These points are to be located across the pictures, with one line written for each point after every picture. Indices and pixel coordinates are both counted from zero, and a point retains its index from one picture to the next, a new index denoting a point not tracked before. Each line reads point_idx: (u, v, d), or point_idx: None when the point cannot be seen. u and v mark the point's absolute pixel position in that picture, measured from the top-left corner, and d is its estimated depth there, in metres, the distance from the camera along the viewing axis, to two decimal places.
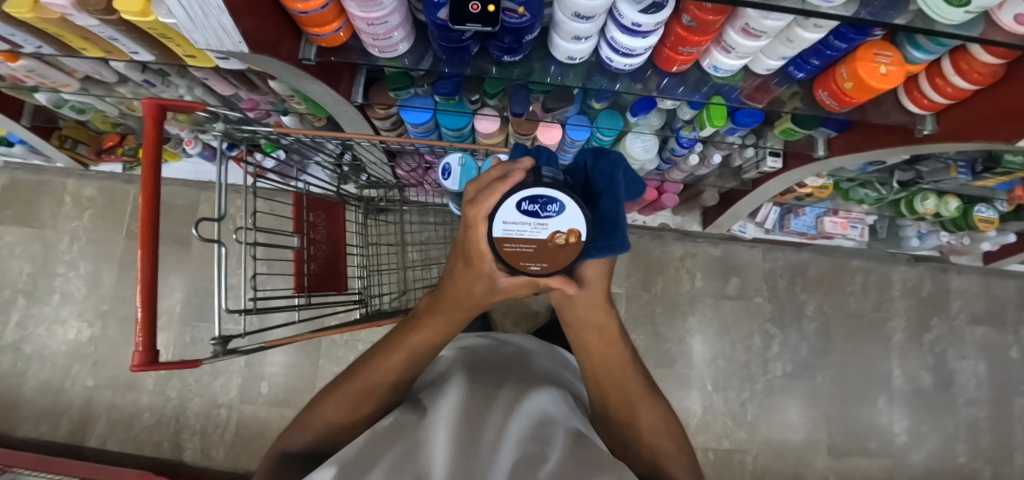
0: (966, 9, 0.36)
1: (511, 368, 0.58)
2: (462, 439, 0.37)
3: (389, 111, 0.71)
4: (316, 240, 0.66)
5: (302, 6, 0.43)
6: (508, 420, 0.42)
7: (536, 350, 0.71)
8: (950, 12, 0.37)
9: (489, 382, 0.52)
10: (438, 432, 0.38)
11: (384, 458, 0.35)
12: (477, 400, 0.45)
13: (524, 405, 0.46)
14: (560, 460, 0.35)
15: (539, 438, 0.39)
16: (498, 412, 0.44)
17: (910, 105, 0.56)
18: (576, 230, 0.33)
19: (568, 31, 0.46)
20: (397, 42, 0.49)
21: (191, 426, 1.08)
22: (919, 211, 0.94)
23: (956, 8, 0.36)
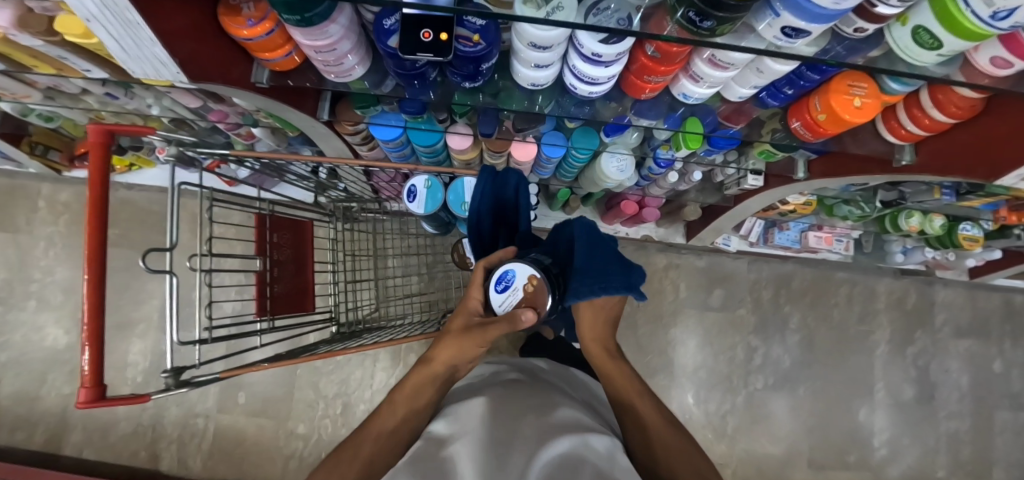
0: (939, 51, 0.34)
1: (531, 387, 0.58)
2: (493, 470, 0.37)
3: (358, 127, 0.69)
4: (282, 261, 0.65)
5: (246, 32, 0.41)
6: (531, 442, 0.42)
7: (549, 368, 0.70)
8: (922, 55, 0.35)
9: (512, 402, 0.51)
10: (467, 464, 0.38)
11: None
12: (503, 427, 0.45)
13: (547, 425, 0.46)
14: None
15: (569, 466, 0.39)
16: (525, 444, 0.42)
17: (888, 136, 0.54)
18: (532, 274, 0.52)
19: (527, 59, 0.44)
20: (352, 67, 0.47)
21: (168, 435, 1.07)
22: (903, 228, 0.93)
23: (928, 51, 0.35)
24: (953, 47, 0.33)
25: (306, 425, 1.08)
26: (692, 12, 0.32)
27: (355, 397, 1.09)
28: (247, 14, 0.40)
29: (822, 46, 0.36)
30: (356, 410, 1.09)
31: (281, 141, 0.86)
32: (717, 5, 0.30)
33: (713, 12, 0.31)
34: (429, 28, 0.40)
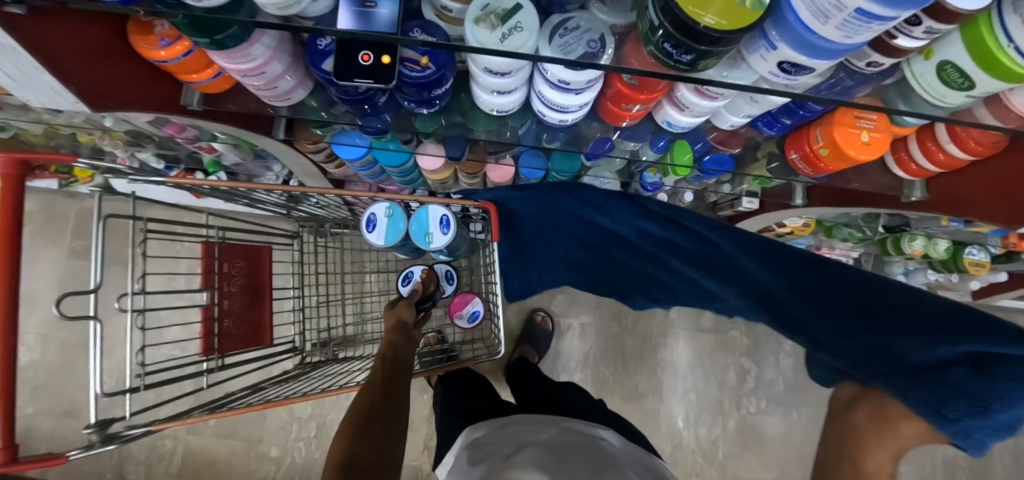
0: (969, 92, 0.28)
1: (586, 472, 0.41)
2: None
3: (319, 146, 0.64)
4: (232, 292, 0.60)
5: (164, 53, 0.35)
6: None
7: (622, 446, 0.50)
8: (950, 95, 0.29)
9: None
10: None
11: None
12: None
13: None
14: None
15: None
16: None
17: (897, 170, 0.49)
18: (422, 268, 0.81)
19: (485, 84, 0.39)
20: (290, 90, 0.41)
21: (135, 457, 1.02)
22: (906, 251, 0.88)
23: (955, 91, 0.28)
24: (987, 88, 0.27)
25: (279, 448, 1.04)
26: (667, 42, 0.26)
27: (330, 419, 1.05)
28: (160, 32, 0.35)
29: (825, 76, 0.30)
30: (331, 433, 1.04)
31: (247, 154, 0.80)
32: (695, 35, 0.23)
33: (690, 45, 0.25)
34: (369, 50, 0.35)
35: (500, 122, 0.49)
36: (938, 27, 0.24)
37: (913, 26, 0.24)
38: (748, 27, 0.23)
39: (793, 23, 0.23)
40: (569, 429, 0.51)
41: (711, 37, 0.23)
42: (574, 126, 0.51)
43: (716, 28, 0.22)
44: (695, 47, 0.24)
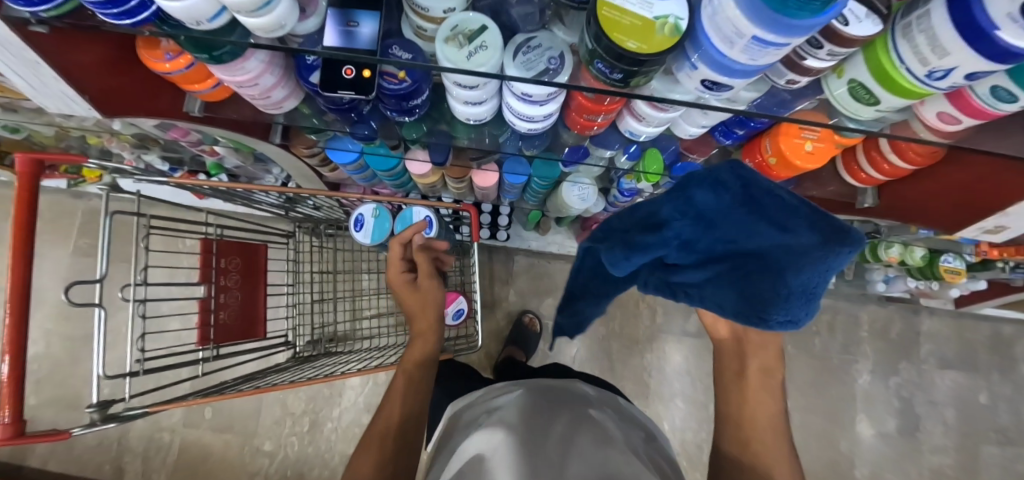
0: (878, 108, 0.32)
1: (573, 415, 0.43)
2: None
3: (313, 150, 0.68)
4: (228, 287, 0.64)
5: (168, 65, 0.39)
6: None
7: (599, 396, 0.52)
8: (861, 109, 0.32)
9: (532, 443, 0.37)
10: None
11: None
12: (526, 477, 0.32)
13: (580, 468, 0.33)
14: None
15: None
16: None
17: (848, 178, 0.52)
18: None
19: (458, 96, 0.42)
20: (281, 99, 0.45)
21: (133, 449, 1.06)
22: (883, 258, 0.91)
23: (866, 106, 0.32)
24: (890, 104, 0.31)
25: (273, 443, 1.07)
26: (600, 64, 0.29)
27: (322, 414, 1.08)
28: (166, 47, 0.39)
29: (764, 90, 0.34)
30: (323, 428, 1.07)
31: (247, 158, 0.84)
32: (623, 58, 0.27)
33: (623, 67, 0.28)
34: (351, 65, 0.39)
35: (480, 130, 0.53)
36: (838, 49, 0.27)
37: (816, 48, 0.27)
38: (667, 50, 0.27)
39: (705, 48, 0.27)
40: (553, 386, 0.50)
41: (636, 59, 0.27)
42: (552, 133, 0.55)
43: (639, 50, 0.26)
44: (625, 68, 0.28)
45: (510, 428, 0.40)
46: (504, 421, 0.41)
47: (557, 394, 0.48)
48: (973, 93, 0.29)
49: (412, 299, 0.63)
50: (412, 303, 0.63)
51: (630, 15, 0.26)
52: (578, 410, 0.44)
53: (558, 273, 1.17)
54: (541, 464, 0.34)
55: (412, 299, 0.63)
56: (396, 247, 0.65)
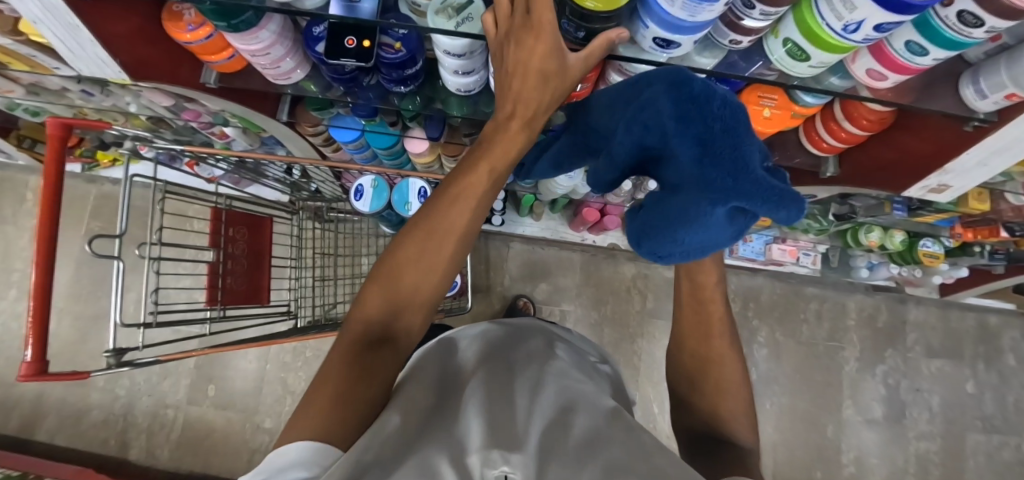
0: (810, 63, 0.37)
1: (543, 350, 0.47)
2: (492, 417, 0.30)
3: (318, 129, 0.73)
4: (235, 254, 0.68)
5: (189, 36, 0.44)
6: (534, 400, 0.34)
7: (573, 341, 0.56)
8: (795, 65, 0.38)
9: (506, 360, 0.42)
10: (468, 410, 0.31)
11: (424, 442, 0.27)
12: (504, 382, 0.37)
13: (548, 380, 0.39)
14: (587, 433, 0.31)
15: (569, 408, 0.35)
16: (524, 395, 0.35)
17: (810, 148, 0.57)
18: None
19: (448, 67, 0.47)
20: (290, 70, 0.50)
21: (138, 425, 1.09)
22: (864, 243, 0.95)
23: (800, 62, 0.38)
24: (820, 58, 0.36)
25: (273, 420, 1.10)
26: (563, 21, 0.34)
27: None
28: (188, 19, 0.43)
29: (719, 57, 0.41)
30: None
31: (254, 141, 0.89)
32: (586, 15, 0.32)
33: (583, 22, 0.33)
34: (352, 36, 0.44)
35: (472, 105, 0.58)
36: (768, 10, 0.32)
37: (749, 9, 0.33)
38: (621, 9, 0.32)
39: (654, 9, 0.32)
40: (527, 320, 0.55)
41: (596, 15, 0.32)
42: None
43: (597, 8, 0.31)
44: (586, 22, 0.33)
45: (486, 351, 0.45)
46: (484, 343, 0.46)
47: (530, 328, 0.53)
48: (891, 47, 0.36)
49: (536, 66, 0.32)
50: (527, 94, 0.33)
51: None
52: (546, 339, 0.50)
53: (552, 259, 1.21)
54: (502, 393, 0.35)
55: (534, 84, 0.33)
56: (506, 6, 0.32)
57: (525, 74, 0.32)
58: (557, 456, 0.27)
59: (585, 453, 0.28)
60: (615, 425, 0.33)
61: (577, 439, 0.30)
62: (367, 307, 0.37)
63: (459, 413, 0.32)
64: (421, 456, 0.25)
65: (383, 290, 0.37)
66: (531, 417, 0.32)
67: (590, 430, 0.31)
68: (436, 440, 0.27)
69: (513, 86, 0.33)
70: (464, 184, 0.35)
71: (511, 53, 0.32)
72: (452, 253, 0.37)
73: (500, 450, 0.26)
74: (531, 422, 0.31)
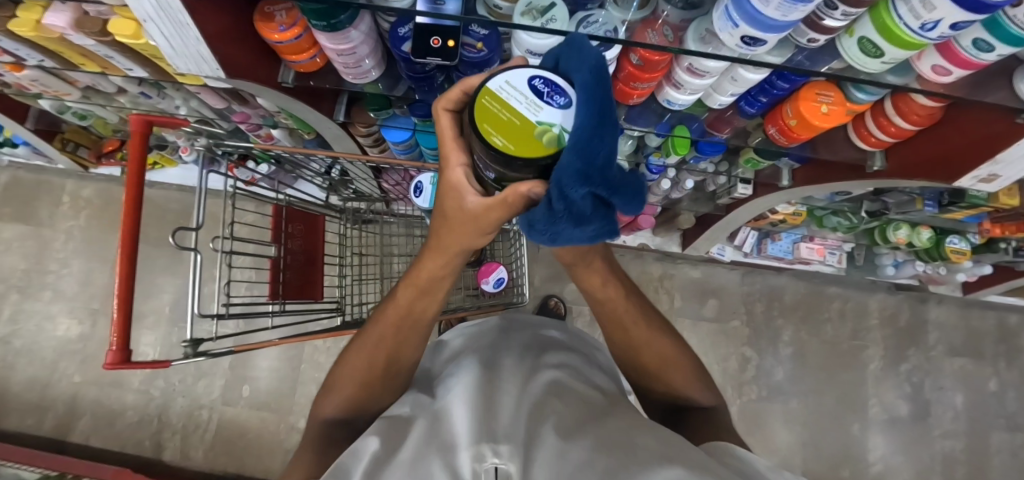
0: (882, 59, 0.40)
1: (528, 344, 0.54)
2: (479, 410, 0.37)
3: (371, 129, 0.75)
4: (293, 250, 0.70)
5: (277, 36, 0.46)
6: (520, 396, 0.40)
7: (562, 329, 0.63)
8: (868, 61, 0.41)
9: (490, 357, 0.49)
10: (454, 408, 0.38)
11: (410, 438, 0.35)
12: (490, 378, 0.43)
13: (539, 374, 0.45)
14: (570, 413, 0.37)
15: (556, 394, 0.41)
16: (510, 391, 0.41)
17: (859, 143, 0.60)
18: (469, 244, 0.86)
19: (525, 66, 0.50)
20: (368, 69, 0.53)
21: (172, 425, 1.09)
22: (892, 240, 0.97)
23: (873, 59, 0.40)
24: (893, 55, 0.39)
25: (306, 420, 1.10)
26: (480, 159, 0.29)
27: None
28: (280, 20, 0.46)
29: (786, 56, 0.42)
30: None
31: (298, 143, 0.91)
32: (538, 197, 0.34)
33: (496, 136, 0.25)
34: (438, 36, 0.45)
35: None
36: (850, 10, 0.35)
37: (831, 10, 0.35)
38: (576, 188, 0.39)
39: (747, 9, 0.35)
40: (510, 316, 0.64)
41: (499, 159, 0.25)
42: None
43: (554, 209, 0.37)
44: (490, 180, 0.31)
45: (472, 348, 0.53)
46: (470, 344, 0.54)
47: (520, 326, 0.60)
48: (958, 45, 0.39)
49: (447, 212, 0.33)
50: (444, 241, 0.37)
51: (511, 111, 0.25)
52: (533, 336, 0.57)
53: None
54: (490, 384, 0.41)
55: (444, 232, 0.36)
56: (442, 117, 0.31)
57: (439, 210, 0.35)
58: (538, 443, 0.32)
59: (574, 432, 0.33)
60: (602, 412, 0.38)
61: (560, 423, 0.35)
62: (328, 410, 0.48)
63: (444, 414, 0.38)
64: (416, 457, 0.32)
65: (336, 398, 0.49)
66: (516, 415, 0.37)
67: (570, 416, 0.37)
68: (427, 440, 0.34)
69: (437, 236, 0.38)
70: (395, 304, 0.47)
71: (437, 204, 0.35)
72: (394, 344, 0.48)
73: (487, 445, 0.33)
74: (515, 413, 0.37)
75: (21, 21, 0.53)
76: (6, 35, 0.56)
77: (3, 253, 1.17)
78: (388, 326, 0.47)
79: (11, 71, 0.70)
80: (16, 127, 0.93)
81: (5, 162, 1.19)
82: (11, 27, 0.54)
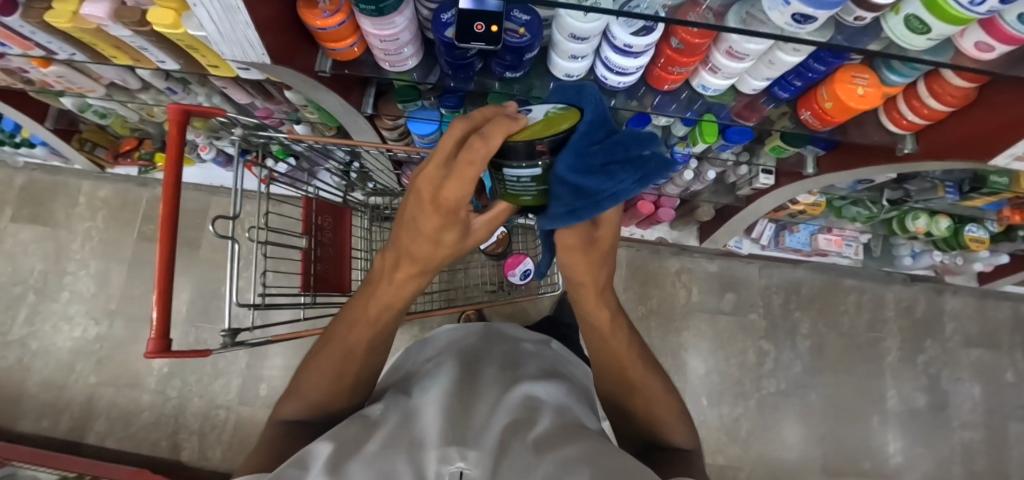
0: (928, 36, 0.40)
1: (502, 360, 0.52)
2: (451, 422, 0.33)
3: (397, 122, 0.75)
4: (323, 242, 0.70)
5: (320, 22, 0.46)
6: (496, 409, 0.37)
7: (548, 353, 0.61)
8: (913, 38, 0.41)
9: (470, 368, 0.47)
10: (425, 410, 0.35)
11: (374, 441, 0.30)
12: (466, 388, 0.41)
13: (518, 386, 0.43)
14: (549, 427, 0.34)
15: (531, 407, 0.38)
16: (486, 404, 0.38)
17: (891, 126, 0.60)
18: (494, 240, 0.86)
19: (566, 50, 0.50)
20: (407, 57, 0.53)
21: (190, 426, 1.09)
22: (911, 230, 0.98)
23: (919, 35, 0.41)
24: (940, 31, 0.39)
25: None
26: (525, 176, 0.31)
27: None
28: (323, 6, 0.46)
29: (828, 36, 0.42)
30: None
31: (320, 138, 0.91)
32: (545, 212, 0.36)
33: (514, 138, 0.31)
34: (481, 21, 0.44)
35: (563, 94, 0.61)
36: None
37: None
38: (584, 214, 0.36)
39: None
40: (494, 327, 0.65)
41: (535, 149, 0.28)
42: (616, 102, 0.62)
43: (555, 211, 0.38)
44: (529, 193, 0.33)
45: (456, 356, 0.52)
46: (449, 352, 0.53)
47: (498, 342, 0.59)
48: (1003, 20, 0.39)
49: (427, 230, 0.31)
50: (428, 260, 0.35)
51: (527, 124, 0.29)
52: (509, 353, 0.55)
53: None
54: (461, 396, 0.39)
55: (423, 248, 0.34)
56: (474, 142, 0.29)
57: (416, 226, 0.32)
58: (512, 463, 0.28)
59: (548, 447, 0.29)
60: (581, 431, 0.35)
61: (535, 434, 0.32)
62: (285, 411, 0.43)
63: (413, 415, 0.35)
64: (379, 458, 0.27)
65: (295, 401, 0.43)
66: (487, 423, 0.34)
67: (550, 430, 0.33)
68: (393, 444, 0.30)
69: (405, 245, 0.35)
70: (368, 314, 0.42)
71: (410, 216, 0.32)
72: (368, 351, 0.44)
73: (457, 449, 0.29)
74: (490, 421, 0.34)
75: (58, 12, 0.53)
76: (41, 27, 0.56)
77: (19, 255, 1.17)
78: (358, 341, 0.43)
79: (37, 67, 0.70)
80: (36, 126, 0.93)
81: (21, 164, 1.19)
82: (48, 18, 0.54)
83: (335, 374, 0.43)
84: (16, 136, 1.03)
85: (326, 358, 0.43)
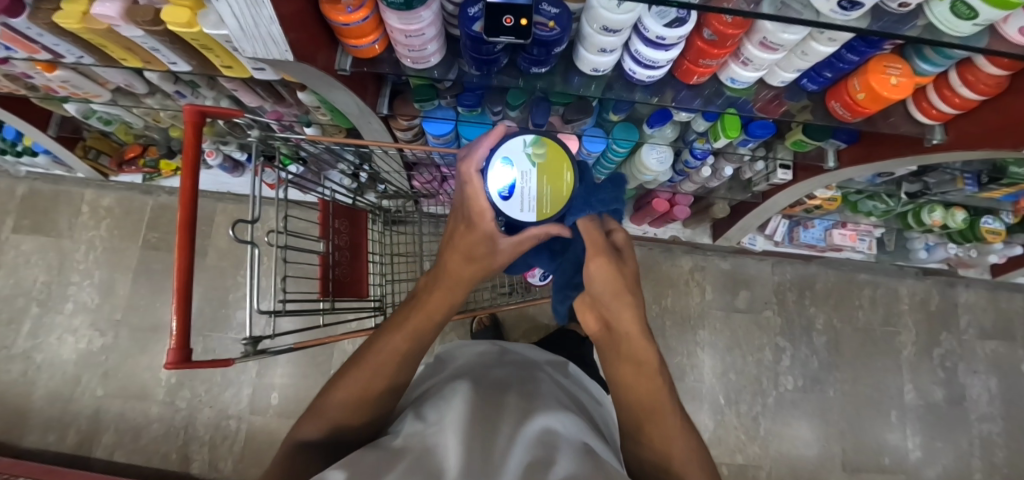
0: (975, 21, 0.39)
1: (519, 383, 0.49)
2: (467, 446, 0.32)
3: (411, 122, 0.73)
4: (340, 246, 0.68)
5: (343, 18, 0.45)
6: (514, 435, 0.35)
7: (568, 383, 0.57)
8: (960, 24, 0.40)
9: (491, 391, 0.45)
10: (439, 447, 0.32)
11: (390, 464, 0.29)
12: (484, 409, 0.40)
13: (537, 416, 0.39)
14: (570, 466, 0.30)
15: (547, 443, 0.34)
16: (503, 430, 0.36)
17: (920, 116, 0.60)
18: None
19: (596, 43, 0.49)
20: (429, 54, 0.52)
21: (200, 437, 1.06)
22: (926, 223, 0.97)
23: (964, 21, 0.39)
24: (987, 16, 0.38)
25: None
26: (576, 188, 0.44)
27: None
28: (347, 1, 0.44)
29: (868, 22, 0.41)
30: None
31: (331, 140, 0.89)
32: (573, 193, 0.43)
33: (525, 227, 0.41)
34: (510, 14, 0.42)
35: (587, 90, 0.60)
36: None
37: None
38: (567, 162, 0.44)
39: None
40: (508, 346, 0.62)
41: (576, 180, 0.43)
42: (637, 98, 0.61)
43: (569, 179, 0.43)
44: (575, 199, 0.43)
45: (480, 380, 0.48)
46: (467, 373, 0.50)
47: (513, 364, 0.55)
48: None
49: (463, 248, 0.39)
50: (462, 279, 0.40)
51: (544, 191, 0.42)
52: (526, 378, 0.51)
53: None
54: (477, 429, 0.35)
55: (462, 265, 0.40)
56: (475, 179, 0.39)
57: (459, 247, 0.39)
58: None
59: None
60: (606, 471, 0.31)
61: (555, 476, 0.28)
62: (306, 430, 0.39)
63: (427, 449, 0.32)
64: None
65: (315, 422, 0.39)
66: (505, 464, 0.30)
67: (572, 470, 0.29)
68: (408, 466, 0.28)
69: (447, 266, 0.41)
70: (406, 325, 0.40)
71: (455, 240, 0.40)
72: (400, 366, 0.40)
73: None
74: (508, 460, 0.31)
75: (67, 13, 0.51)
76: (50, 29, 0.54)
77: (22, 266, 1.14)
78: (395, 349, 0.40)
79: (42, 71, 0.68)
80: (39, 134, 0.92)
81: (22, 173, 1.16)
82: (56, 19, 0.52)
83: (364, 389, 0.39)
84: (17, 144, 1.01)
85: (354, 374, 0.40)
